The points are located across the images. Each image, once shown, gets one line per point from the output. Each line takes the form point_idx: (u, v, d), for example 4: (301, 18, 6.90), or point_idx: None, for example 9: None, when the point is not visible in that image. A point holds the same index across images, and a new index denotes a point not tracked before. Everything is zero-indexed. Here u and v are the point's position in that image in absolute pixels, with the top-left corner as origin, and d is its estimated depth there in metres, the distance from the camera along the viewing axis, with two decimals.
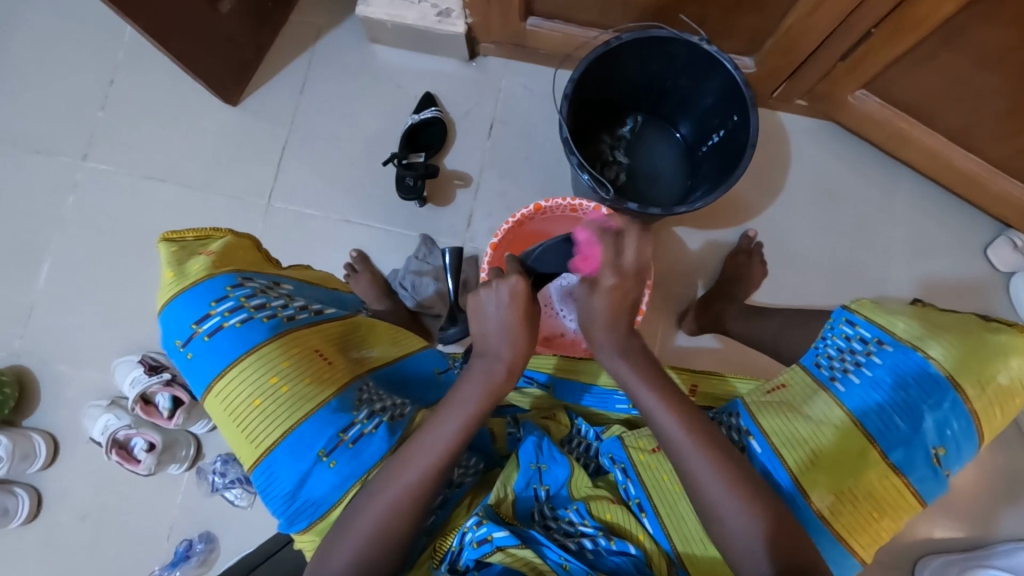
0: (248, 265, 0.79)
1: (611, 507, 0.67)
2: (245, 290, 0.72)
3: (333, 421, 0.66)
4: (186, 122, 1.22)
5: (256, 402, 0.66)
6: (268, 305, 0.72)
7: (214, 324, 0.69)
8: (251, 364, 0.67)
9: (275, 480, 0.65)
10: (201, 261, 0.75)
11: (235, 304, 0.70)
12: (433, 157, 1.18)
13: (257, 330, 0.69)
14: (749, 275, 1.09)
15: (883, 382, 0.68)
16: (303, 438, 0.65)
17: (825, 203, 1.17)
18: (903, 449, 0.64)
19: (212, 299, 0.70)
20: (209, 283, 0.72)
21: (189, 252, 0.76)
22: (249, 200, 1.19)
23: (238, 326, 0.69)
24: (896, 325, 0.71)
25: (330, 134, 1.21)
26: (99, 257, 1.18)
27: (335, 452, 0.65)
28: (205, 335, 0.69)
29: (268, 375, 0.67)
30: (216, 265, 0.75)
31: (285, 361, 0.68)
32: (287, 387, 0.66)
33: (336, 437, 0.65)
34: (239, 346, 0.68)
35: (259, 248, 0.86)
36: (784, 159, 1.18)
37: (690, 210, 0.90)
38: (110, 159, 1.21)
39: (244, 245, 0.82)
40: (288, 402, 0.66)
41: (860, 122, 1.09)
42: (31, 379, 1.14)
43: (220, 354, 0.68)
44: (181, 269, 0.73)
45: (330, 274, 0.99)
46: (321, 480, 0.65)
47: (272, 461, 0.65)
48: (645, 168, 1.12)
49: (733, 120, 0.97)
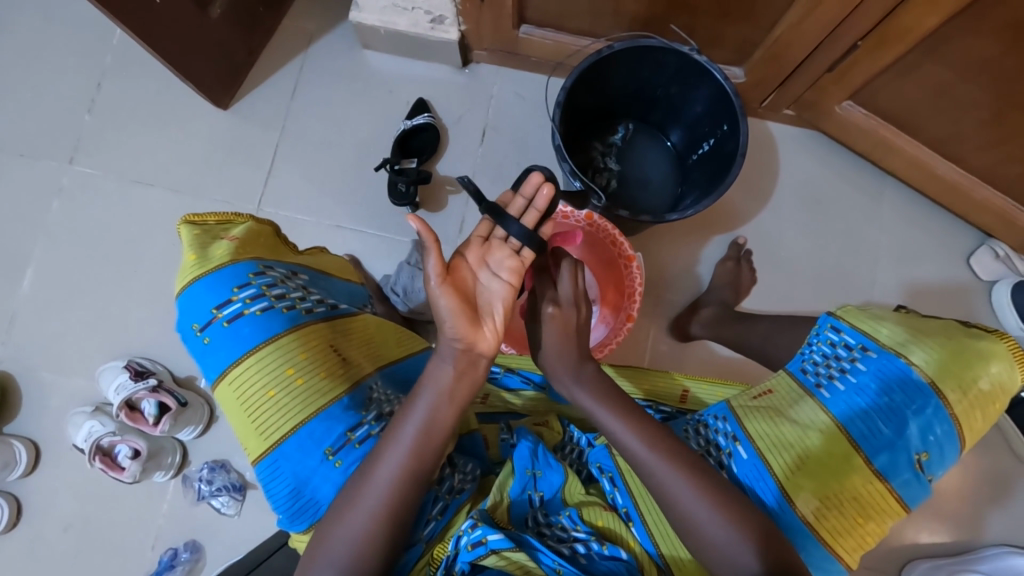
0: (267, 253, 0.76)
1: (603, 513, 0.68)
2: (267, 278, 0.71)
3: (342, 419, 0.65)
4: (176, 126, 1.21)
5: (269, 394, 0.64)
6: (288, 295, 0.70)
7: (234, 310, 0.67)
8: (270, 354, 0.65)
9: (281, 474, 0.64)
10: (224, 245, 0.72)
11: (257, 292, 0.68)
12: (425, 162, 1.18)
13: (278, 319, 0.67)
14: (738, 281, 1.11)
15: (868, 388, 0.68)
16: (312, 435, 0.64)
17: (813, 212, 1.18)
18: (887, 453, 0.65)
19: (235, 285, 0.68)
20: (231, 267, 0.69)
21: (211, 236, 0.74)
22: (240, 205, 1.18)
23: (259, 314, 0.67)
24: (880, 331, 0.72)
25: (321, 139, 1.20)
26: (86, 263, 1.16)
27: (342, 452, 0.64)
28: (224, 321, 0.67)
29: (285, 367, 0.65)
30: (239, 250, 0.72)
31: (303, 353, 0.66)
32: (302, 380, 0.65)
33: (344, 436, 0.65)
34: (258, 334, 0.66)
35: (278, 236, 0.84)
36: (772, 168, 1.19)
37: (680, 218, 0.89)
38: (97, 164, 1.20)
39: (268, 237, 0.80)
40: (301, 395, 0.65)
41: (845, 131, 1.11)
42: (13, 384, 1.12)
43: (237, 342, 0.66)
44: (205, 252, 0.70)
45: (347, 263, 0.97)
46: (326, 478, 0.64)
47: (279, 456, 0.64)
48: (636, 175, 1.12)
49: (722, 129, 0.98)
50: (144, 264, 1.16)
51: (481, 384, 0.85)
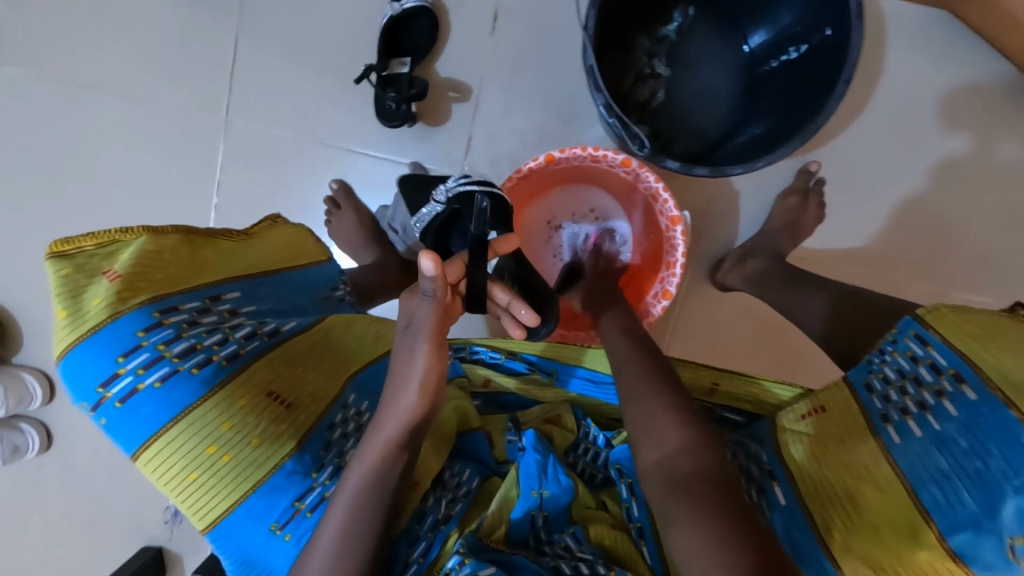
0: (172, 278, 0.53)
1: (612, 533, 0.63)
2: (166, 331, 0.50)
3: (287, 489, 0.53)
4: (111, 8, 0.96)
5: (191, 476, 0.51)
6: (200, 348, 0.52)
7: (125, 386, 0.49)
8: (183, 433, 0.50)
9: (226, 549, 0.54)
10: (100, 291, 0.50)
11: (152, 356, 0.50)
12: (419, 64, 0.93)
13: (186, 388, 0.50)
14: (801, 220, 0.91)
15: (951, 443, 0.49)
16: (252, 512, 0.52)
17: (915, 126, 0.93)
18: (967, 531, 0.47)
19: (118, 353, 0.49)
20: (111, 327, 0.49)
21: (84, 275, 0.50)
22: (204, 115, 0.98)
23: (159, 387, 0.49)
24: (988, 355, 0.50)
25: (292, 26, 0.95)
26: (45, 186, 1.01)
27: (291, 525, 0.53)
28: (115, 401, 0.49)
29: (205, 445, 0.51)
30: (121, 294, 0.50)
31: (227, 422, 0.51)
32: (230, 457, 0.51)
33: (291, 507, 0.53)
34: (164, 411, 0.50)
35: (193, 233, 0.59)
36: (871, 65, 0.91)
37: (746, 173, 0.70)
38: (26, 61, 0.98)
39: (175, 247, 0.55)
40: (232, 473, 0.51)
41: (988, 14, 0.81)
42: (4, 318, 1.04)
43: (139, 425, 0.50)
44: (75, 308, 0.48)
45: (304, 230, 0.75)
46: (279, 555, 0.54)
47: (220, 535, 0.53)
48: (690, 82, 0.85)
49: (825, 35, 0.73)
50: (109, 187, 1.01)
51: (480, 369, 0.76)
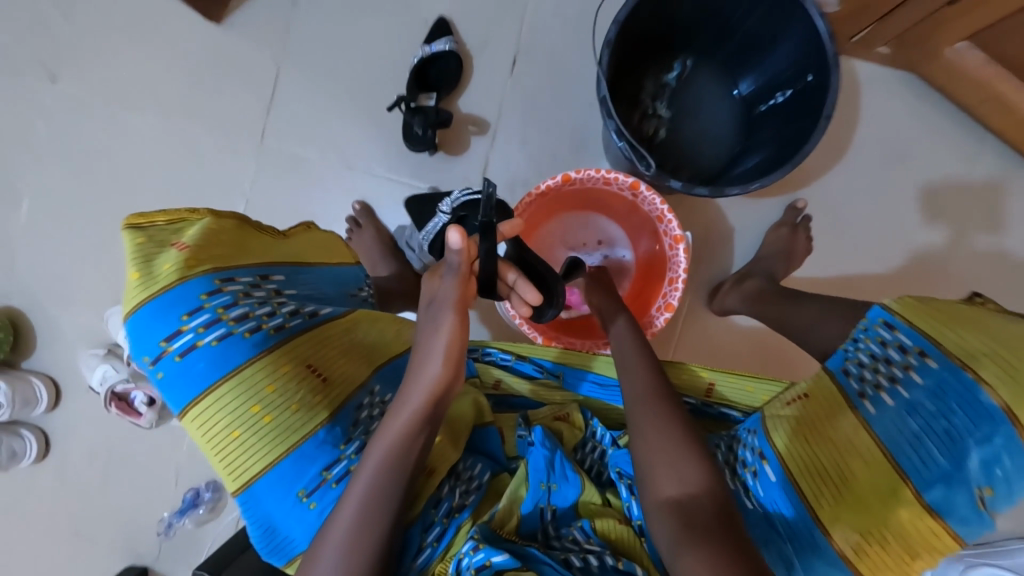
0: (233, 253, 0.60)
1: (617, 527, 0.64)
2: (224, 297, 0.57)
3: (317, 457, 0.56)
4: (166, 40, 1.06)
5: (233, 434, 0.55)
6: (252, 315, 0.57)
7: (186, 342, 0.55)
8: (229, 391, 0.55)
9: (254, 515, 0.57)
10: (171, 257, 0.57)
11: (211, 318, 0.56)
12: (444, 98, 1.03)
13: (237, 349, 0.55)
14: (792, 250, 0.98)
15: (920, 408, 0.54)
16: (283, 477, 0.56)
17: (891, 172, 1.02)
18: (941, 487, 0.52)
19: (183, 312, 0.55)
20: (180, 288, 0.56)
21: (157, 244, 0.58)
22: (242, 137, 1.06)
23: (214, 345, 0.55)
24: (945, 334, 0.56)
25: (330, 62, 1.05)
26: (83, 196, 1.07)
27: (317, 493, 0.56)
28: (176, 354, 0.55)
29: (249, 405, 0.55)
30: (189, 262, 0.57)
31: (270, 386, 0.56)
32: (270, 418, 0.55)
33: (319, 476, 0.56)
34: (215, 370, 0.55)
35: (248, 222, 0.67)
36: (851, 117, 1.02)
37: (742, 193, 0.78)
38: (82, 83, 1.06)
39: (232, 230, 0.63)
40: (270, 434, 0.55)
41: (949, 76, 0.92)
42: (25, 321, 1.08)
43: (192, 380, 0.55)
44: (148, 268, 0.56)
45: (337, 237, 0.79)
46: (302, 523, 0.56)
47: (250, 497, 0.56)
48: (690, 123, 0.96)
49: (806, 80, 0.82)
50: (144, 199, 1.07)
51: (493, 370, 0.80)
